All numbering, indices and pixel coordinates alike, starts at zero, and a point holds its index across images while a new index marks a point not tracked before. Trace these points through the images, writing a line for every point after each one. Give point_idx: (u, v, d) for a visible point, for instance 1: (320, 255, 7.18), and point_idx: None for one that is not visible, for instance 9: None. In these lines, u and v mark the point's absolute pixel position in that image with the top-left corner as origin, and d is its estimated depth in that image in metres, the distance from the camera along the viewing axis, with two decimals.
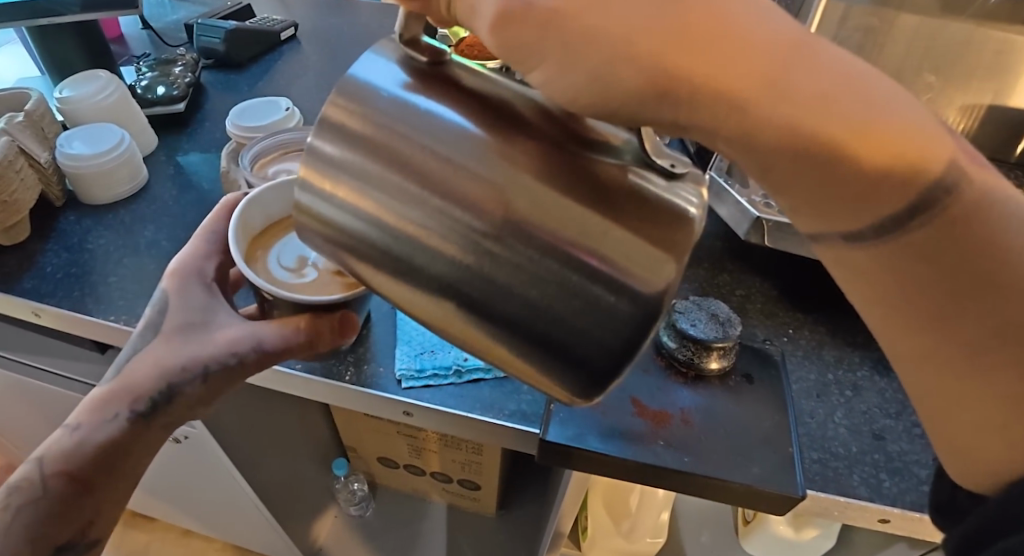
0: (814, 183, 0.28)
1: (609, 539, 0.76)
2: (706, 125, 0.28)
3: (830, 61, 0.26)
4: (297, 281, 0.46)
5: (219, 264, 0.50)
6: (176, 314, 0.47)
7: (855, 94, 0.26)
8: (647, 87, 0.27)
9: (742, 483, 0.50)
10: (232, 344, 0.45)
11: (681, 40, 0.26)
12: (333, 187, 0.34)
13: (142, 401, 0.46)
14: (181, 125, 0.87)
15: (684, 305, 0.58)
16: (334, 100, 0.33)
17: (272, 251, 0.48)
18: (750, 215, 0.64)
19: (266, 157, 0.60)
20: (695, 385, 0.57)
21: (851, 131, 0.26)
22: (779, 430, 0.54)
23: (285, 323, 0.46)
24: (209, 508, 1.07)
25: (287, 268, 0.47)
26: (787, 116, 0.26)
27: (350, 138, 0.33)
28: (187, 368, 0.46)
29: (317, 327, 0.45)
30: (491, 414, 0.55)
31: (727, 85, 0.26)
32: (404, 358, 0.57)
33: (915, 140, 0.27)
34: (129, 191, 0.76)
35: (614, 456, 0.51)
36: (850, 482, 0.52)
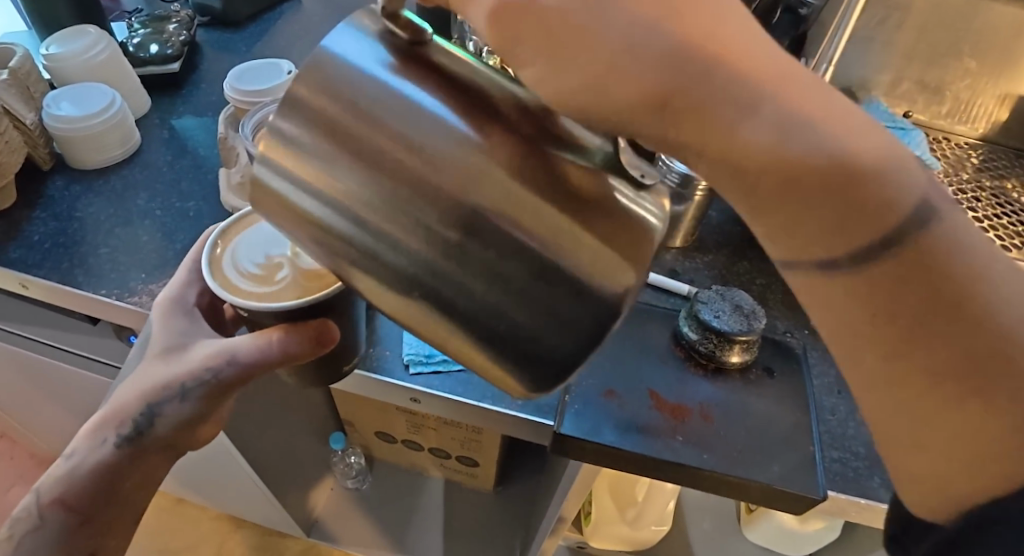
0: (796, 213, 0.25)
1: (613, 525, 0.75)
2: (689, 146, 0.25)
3: (816, 89, 0.24)
4: (265, 286, 0.39)
5: (201, 291, 0.47)
6: (159, 338, 0.44)
7: (841, 128, 0.23)
8: (646, 106, 0.24)
9: (762, 482, 0.49)
10: (212, 358, 0.42)
11: (678, 61, 0.23)
12: (301, 172, 0.30)
13: (126, 424, 0.44)
14: (176, 86, 0.83)
15: (707, 294, 0.55)
16: (304, 76, 0.29)
17: (230, 247, 0.41)
18: None
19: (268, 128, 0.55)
20: (716, 378, 0.54)
21: (834, 166, 0.23)
22: (798, 428, 0.52)
23: (266, 333, 0.40)
24: (210, 480, 1.06)
25: (251, 272, 0.40)
26: (781, 144, 0.23)
27: (318, 122, 0.29)
28: (167, 389, 0.43)
29: (295, 340, 0.39)
30: (504, 404, 0.52)
31: (703, 106, 0.23)
32: (411, 342, 0.55)
33: (915, 182, 0.24)
34: (123, 155, 0.72)
35: (629, 451, 0.49)
36: (870, 484, 0.51)
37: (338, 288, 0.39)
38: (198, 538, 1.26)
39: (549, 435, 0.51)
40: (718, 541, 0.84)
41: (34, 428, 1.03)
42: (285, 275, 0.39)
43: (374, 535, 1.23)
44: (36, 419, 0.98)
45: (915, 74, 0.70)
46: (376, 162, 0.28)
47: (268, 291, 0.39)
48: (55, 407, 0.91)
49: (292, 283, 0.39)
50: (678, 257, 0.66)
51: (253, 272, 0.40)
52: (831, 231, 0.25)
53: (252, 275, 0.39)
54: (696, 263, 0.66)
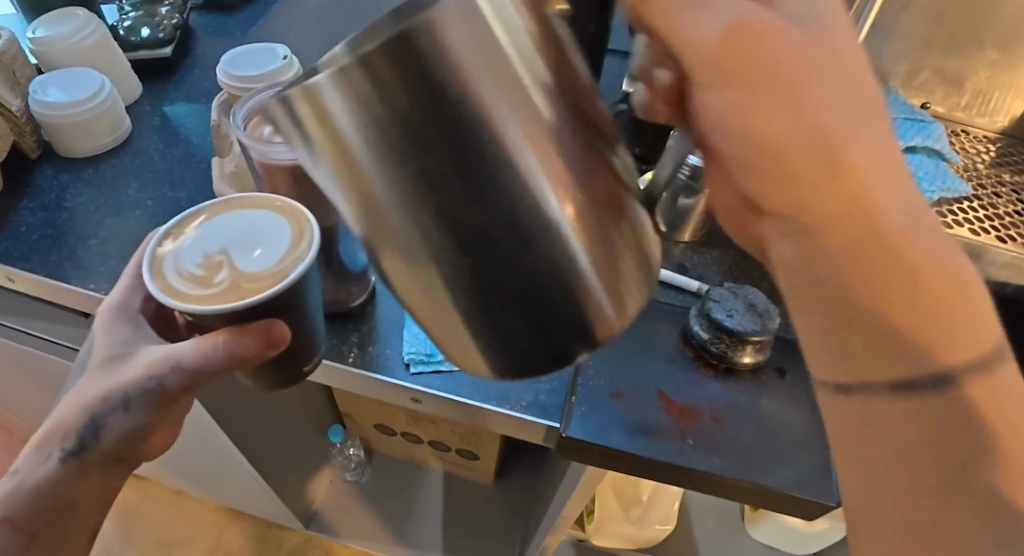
0: (870, 276, 0.27)
1: (616, 524, 0.73)
2: (811, 206, 0.28)
3: (910, 210, 0.28)
4: (206, 284, 0.36)
5: (146, 298, 0.43)
6: (102, 348, 0.41)
7: (937, 260, 0.27)
8: (817, 156, 0.27)
9: (775, 488, 0.47)
10: (156, 365, 0.38)
11: (845, 153, 0.27)
12: (379, 127, 0.25)
13: (70, 438, 0.41)
14: (168, 72, 0.80)
15: (719, 292, 0.53)
16: (446, 19, 0.23)
17: (174, 248, 0.38)
18: None
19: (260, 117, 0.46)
20: (727, 379, 0.53)
21: (924, 262, 0.27)
22: (812, 432, 0.51)
23: (209, 337, 0.36)
24: (207, 472, 1.05)
25: (192, 273, 0.36)
26: (908, 225, 0.27)
27: (435, 93, 0.24)
28: (109, 401, 0.40)
29: (240, 344, 0.36)
30: (508, 405, 0.50)
31: (851, 176, 0.27)
32: (412, 340, 0.52)
33: (983, 335, 0.27)
34: (113, 143, 0.70)
35: (637, 455, 0.47)
36: None
37: (284, 285, 0.35)
38: (195, 528, 1.25)
39: (555, 438, 0.50)
40: (721, 538, 0.83)
41: (27, 420, 1.02)
42: (226, 276, 0.36)
43: (374, 527, 1.22)
44: (29, 411, 0.96)
45: (933, 63, 0.68)
46: (465, 149, 0.25)
47: (206, 289, 0.35)
48: (48, 400, 0.89)
49: (233, 281, 0.36)
50: (687, 252, 0.64)
51: (194, 273, 0.36)
52: (838, 247, 0.27)
53: (193, 274, 0.36)
54: (706, 258, 0.64)
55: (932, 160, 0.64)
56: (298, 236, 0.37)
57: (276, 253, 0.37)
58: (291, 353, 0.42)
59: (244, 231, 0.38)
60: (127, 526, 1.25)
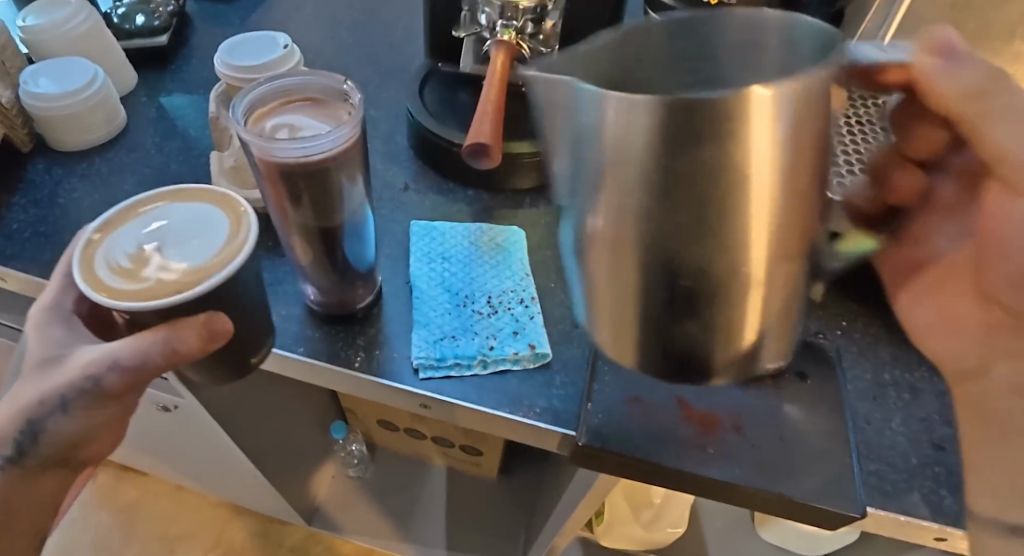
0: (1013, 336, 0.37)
1: (627, 526, 0.72)
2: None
3: None
4: (135, 280, 0.37)
5: (78, 299, 0.43)
6: (34, 350, 0.41)
7: None
8: None
9: (798, 499, 0.46)
10: (92, 368, 0.38)
11: None
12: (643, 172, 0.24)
13: (7, 443, 0.41)
14: (165, 61, 0.78)
15: None
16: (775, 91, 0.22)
17: (105, 247, 0.39)
18: None
19: (263, 106, 0.43)
20: (748, 384, 0.51)
21: None
22: (835, 439, 0.49)
23: (141, 337, 0.36)
24: (208, 469, 1.04)
25: (122, 267, 0.38)
26: None
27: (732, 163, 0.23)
28: (46, 402, 0.39)
29: (180, 337, 0.37)
30: (521, 412, 0.48)
31: None
32: (421, 344, 0.50)
33: None
34: (108, 136, 0.68)
35: (655, 464, 0.46)
36: (909, 500, 0.48)
37: (220, 278, 0.37)
38: (196, 525, 1.24)
39: (569, 445, 0.48)
40: (731, 540, 0.82)
41: None
42: (152, 271, 0.37)
43: (378, 523, 1.21)
44: None
45: None
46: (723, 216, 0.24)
47: (136, 284, 0.37)
48: None
49: (164, 274, 0.37)
50: None
51: (124, 269, 0.37)
52: None
53: (122, 268, 0.37)
54: None
55: None
56: (233, 232, 0.39)
57: (209, 248, 0.38)
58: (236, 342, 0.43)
59: (173, 227, 0.40)
60: (127, 522, 1.24)
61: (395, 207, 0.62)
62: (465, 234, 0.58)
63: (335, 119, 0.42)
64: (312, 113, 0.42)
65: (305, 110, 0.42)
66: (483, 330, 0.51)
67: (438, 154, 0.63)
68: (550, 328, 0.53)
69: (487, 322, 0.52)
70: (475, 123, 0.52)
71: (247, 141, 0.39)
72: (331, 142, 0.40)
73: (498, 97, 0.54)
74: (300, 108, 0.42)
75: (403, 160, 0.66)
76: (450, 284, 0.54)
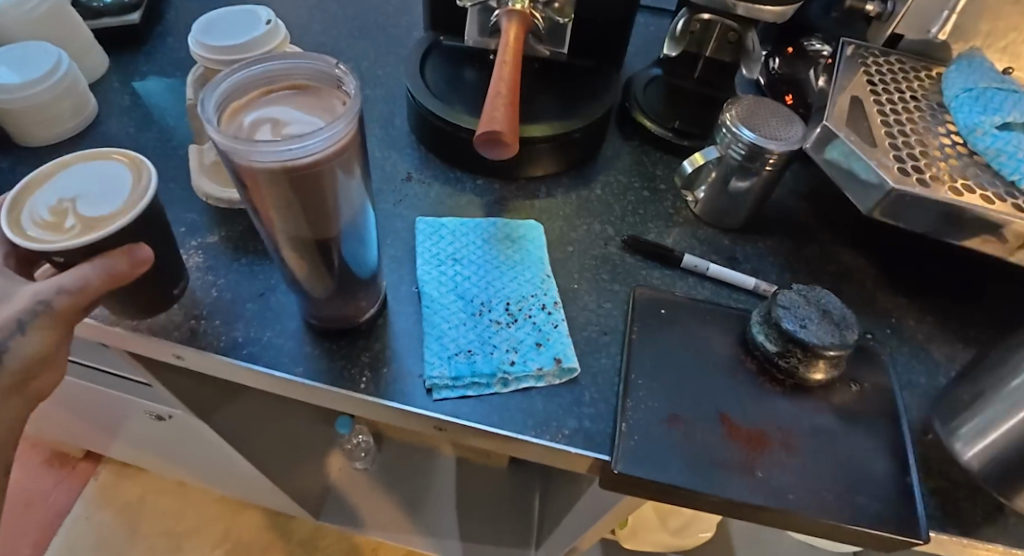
0: None
1: (654, 533, 0.68)
2: None
3: None
4: (63, 231, 0.42)
5: (7, 254, 0.42)
6: None
7: None
8: None
9: (857, 527, 0.41)
10: (35, 302, 0.40)
11: None
12: None
13: None
14: (139, 42, 0.71)
15: (788, 296, 0.46)
16: None
17: (27, 209, 0.43)
18: (880, 187, 0.46)
19: (240, 100, 0.36)
20: (795, 396, 0.46)
21: None
22: (893, 455, 0.45)
23: (76, 272, 0.40)
24: (209, 467, 0.99)
25: (45, 220, 0.42)
26: None
27: None
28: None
29: (113, 261, 0.41)
30: (547, 436, 0.43)
31: None
32: (434, 360, 0.45)
33: None
34: (77, 127, 0.61)
35: (699, 492, 0.41)
36: (974, 520, 0.44)
37: (145, 202, 0.43)
38: (204, 520, 1.17)
39: (602, 471, 0.43)
40: None
41: None
42: (75, 218, 0.42)
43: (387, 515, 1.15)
44: None
45: None
46: None
47: (62, 233, 0.41)
48: None
49: (89, 223, 0.42)
50: (737, 240, 0.56)
51: (48, 220, 0.42)
52: None
53: (46, 221, 0.42)
54: (758, 247, 0.56)
55: None
56: (136, 178, 0.45)
57: (121, 197, 0.43)
58: (166, 282, 0.46)
59: (80, 183, 0.44)
60: (128, 518, 1.15)
61: (397, 200, 0.56)
62: (475, 231, 0.52)
63: (326, 114, 0.36)
64: (302, 106, 0.36)
65: (291, 102, 0.36)
66: (503, 343, 0.46)
67: (443, 140, 0.57)
68: (575, 336, 0.48)
69: (505, 334, 0.46)
70: (488, 108, 0.46)
71: (219, 143, 0.33)
72: (321, 142, 0.33)
73: (513, 76, 0.48)
74: (285, 100, 0.36)
75: (403, 146, 0.60)
76: (463, 290, 0.49)
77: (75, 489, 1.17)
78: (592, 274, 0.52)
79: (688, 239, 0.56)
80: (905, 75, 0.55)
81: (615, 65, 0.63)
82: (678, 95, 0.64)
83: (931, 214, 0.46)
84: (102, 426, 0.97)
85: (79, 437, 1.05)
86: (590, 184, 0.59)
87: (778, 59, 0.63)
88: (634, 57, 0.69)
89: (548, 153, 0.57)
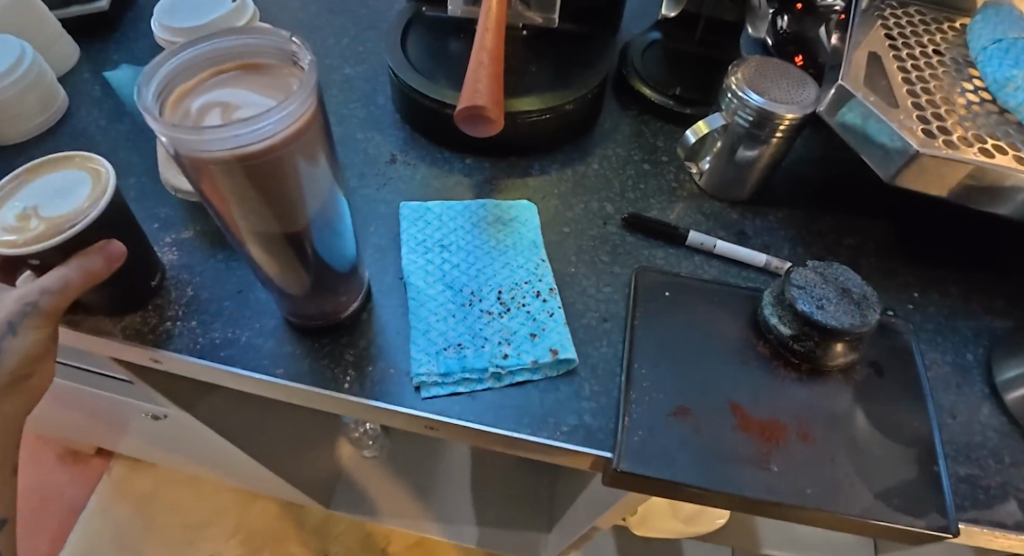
0: None
1: (664, 520, 0.65)
2: None
3: None
4: (33, 234, 0.39)
5: None
6: None
7: None
8: None
9: (883, 522, 0.38)
10: (19, 305, 0.38)
11: None
12: None
13: None
14: (110, 30, 0.67)
15: (802, 274, 0.42)
16: None
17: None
18: (905, 150, 0.42)
19: (186, 85, 0.33)
20: (811, 381, 0.43)
21: None
22: (917, 442, 0.42)
23: (55, 274, 0.39)
24: (218, 461, 0.97)
25: (14, 228, 0.39)
26: None
27: None
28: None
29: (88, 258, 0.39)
30: (546, 433, 0.40)
31: None
32: (421, 356, 0.42)
33: None
34: (47, 123, 0.58)
35: (710, 490, 0.38)
36: (1009, 509, 0.41)
37: (112, 178, 0.41)
38: (213, 512, 1.10)
39: (606, 469, 0.40)
40: None
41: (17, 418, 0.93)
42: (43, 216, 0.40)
43: (394, 497, 1.06)
44: None
45: None
46: None
47: (28, 235, 0.39)
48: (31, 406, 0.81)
49: (56, 223, 0.39)
50: (746, 213, 0.53)
51: (17, 227, 0.39)
52: None
53: (15, 230, 0.39)
54: (768, 220, 0.52)
55: None
56: (98, 180, 0.41)
57: (85, 189, 0.41)
58: (138, 279, 0.44)
59: (44, 190, 0.42)
60: (146, 511, 1.10)
61: (381, 185, 0.52)
62: (463, 215, 0.49)
63: (281, 95, 0.32)
64: (254, 87, 0.33)
65: (243, 85, 0.33)
66: (494, 335, 0.43)
67: (428, 118, 0.54)
68: (574, 323, 0.45)
69: (498, 325, 0.43)
70: (469, 80, 0.42)
71: (159, 132, 0.30)
72: (272, 125, 0.30)
73: (496, 44, 0.44)
74: (236, 82, 0.33)
75: (387, 127, 0.56)
76: (452, 279, 0.45)
77: (88, 484, 1.11)
78: (590, 257, 0.49)
79: (693, 214, 0.52)
80: (927, 26, 0.51)
81: (610, 29, 0.58)
82: (678, 60, 0.60)
83: (958, 178, 0.42)
84: (109, 424, 0.95)
85: (87, 433, 1.02)
86: (587, 159, 0.55)
87: (785, 17, 0.58)
88: (631, 21, 0.65)
89: (540, 128, 0.53)
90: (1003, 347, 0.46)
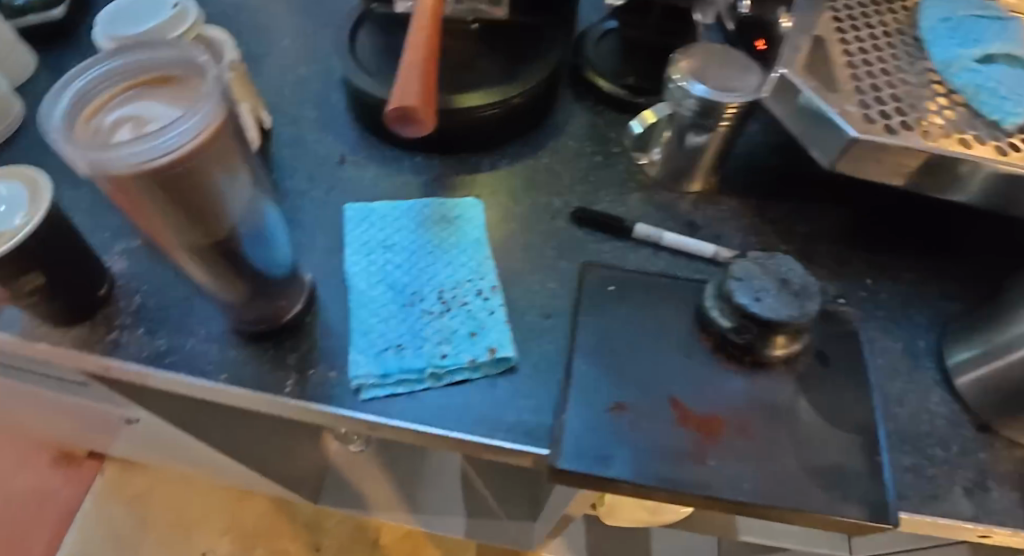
0: None
1: (633, 511, 0.65)
2: None
3: None
4: None
5: None
6: None
7: None
8: None
9: (820, 516, 0.38)
10: None
11: None
12: None
13: None
14: (68, 37, 0.67)
15: (742, 265, 0.42)
16: None
17: None
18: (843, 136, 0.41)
19: (98, 100, 0.33)
20: (753, 373, 0.42)
21: None
22: (860, 433, 0.41)
23: None
24: (205, 460, 0.98)
25: None
26: None
27: None
28: None
29: None
30: (484, 433, 0.40)
31: None
32: (360, 358, 0.42)
33: None
34: (4, 134, 0.59)
35: (645, 486, 0.38)
36: (952, 498, 0.41)
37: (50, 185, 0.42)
38: (208, 510, 1.12)
39: (544, 467, 0.40)
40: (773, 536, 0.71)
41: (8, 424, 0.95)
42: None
43: (380, 489, 1.04)
44: None
45: None
46: None
47: None
48: None
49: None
50: (697, 204, 0.52)
51: None
52: None
53: None
54: (720, 211, 0.52)
55: (1017, 67, 0.43)
56: (35, 192, 0.42)
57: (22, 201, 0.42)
58: (83, 289, 0.44)
59: None
60: (141, 510, 1.12)
61: (330, 186, 0.52)
62: (407, 214, 0.49)
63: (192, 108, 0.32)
64: (166, 100, 0.33)
65: (156, 99, 0.33)
66: (434, 335, 0.43)
67: (376, 117, 0.53)
68: (517, 321, 0.45)
69: (438, 325, 0.43)
70: (399, 80, 0.41)
71: (67, 153, 0.30)
72: (176, 137, 0.30)
73: (427, 42, 0.43)
74: (148, 96, 0.33)
75: (338, 127, 0.56)
76: (393, 280, 0.45)
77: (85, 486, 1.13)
78: (536, 253, 0.48)
79: (644, 207, 0.52)
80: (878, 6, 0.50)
81: (562, 21, 0.56)
82: (634, 50, 0.59)
83: (899, 165, 0.42)
84: (98, 427, 0.97)
85: (78, 436, 1.03)
86: (539, 153, 0.55)
87: None
88: (588, 9, 0.64)
89: (488, 123, 0.53)
90: (954, 332, 0.45)
